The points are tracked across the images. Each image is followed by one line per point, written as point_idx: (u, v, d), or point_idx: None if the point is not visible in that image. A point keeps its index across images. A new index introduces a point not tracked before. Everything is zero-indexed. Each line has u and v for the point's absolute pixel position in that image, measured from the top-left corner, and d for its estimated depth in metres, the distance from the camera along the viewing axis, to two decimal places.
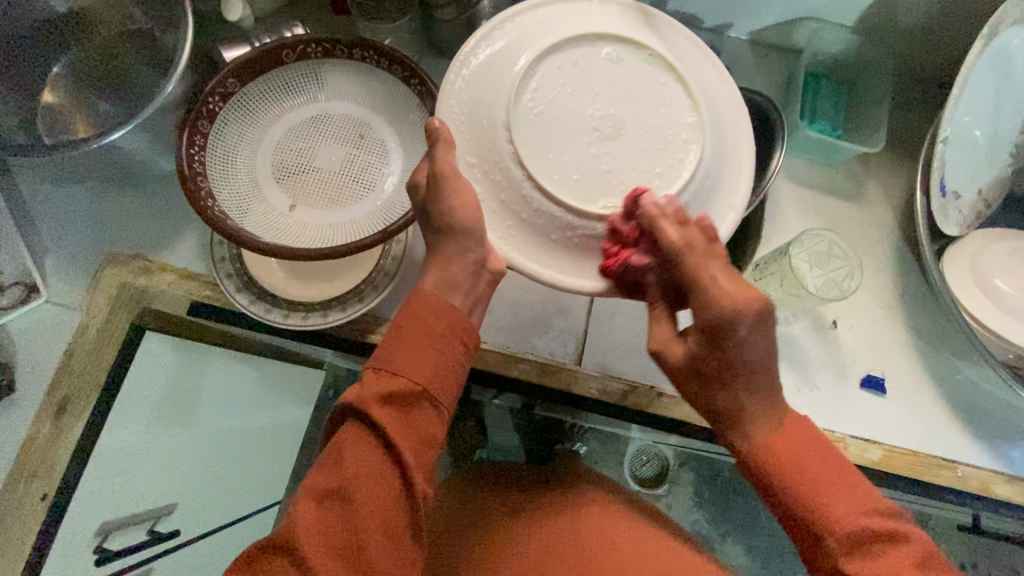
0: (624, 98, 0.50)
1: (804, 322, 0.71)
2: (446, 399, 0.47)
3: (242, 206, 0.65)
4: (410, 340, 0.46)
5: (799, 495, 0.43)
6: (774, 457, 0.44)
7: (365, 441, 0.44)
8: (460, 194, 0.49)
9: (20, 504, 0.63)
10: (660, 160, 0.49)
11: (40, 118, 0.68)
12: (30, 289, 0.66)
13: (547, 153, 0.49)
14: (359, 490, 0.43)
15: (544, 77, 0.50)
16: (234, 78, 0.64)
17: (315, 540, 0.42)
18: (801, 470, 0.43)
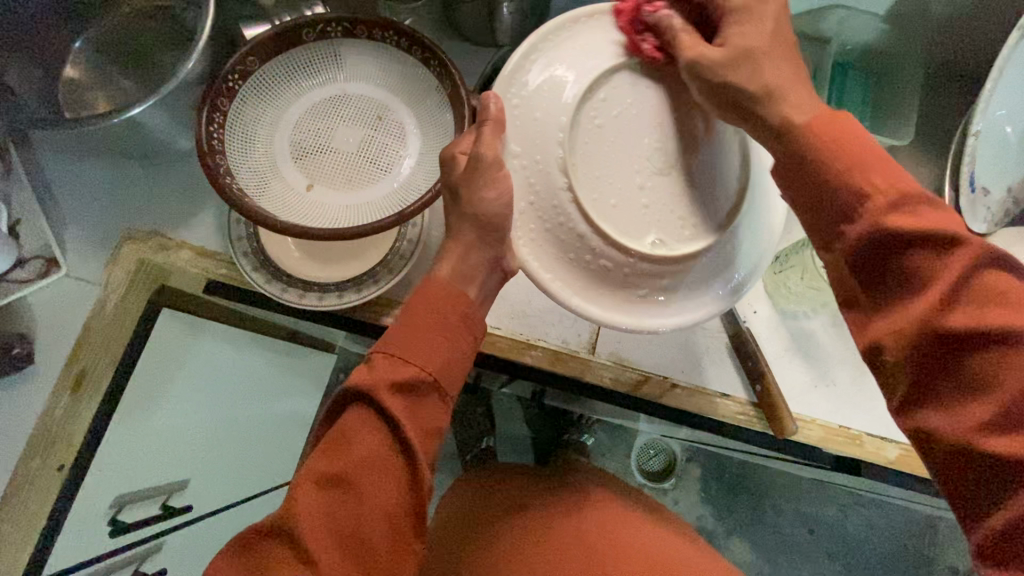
0: (688, 130, 0.48)
1: (824, 317, 0.70)
2: (452, 389, 0.48)
3: (260, 185, 0.65)
4: (420, 326, 0.47)
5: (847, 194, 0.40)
6: (815, 156, 0.41)
7: (370, 427, 0.44)
8: (496, 183, 0.49)
9: (40, 471, 0.65)
10: (699, 210, 0.49)
11: (62, 92, 0.68)
12: (49, 264, 0.65)
13: (592, 170, 0.47)
14: (363, 475, 0.43)
15: (612, 89, 0.47)
16: (254, 56, 0.64)
17: (317, 524, 0.42)
18: (850, 168, 0.40)
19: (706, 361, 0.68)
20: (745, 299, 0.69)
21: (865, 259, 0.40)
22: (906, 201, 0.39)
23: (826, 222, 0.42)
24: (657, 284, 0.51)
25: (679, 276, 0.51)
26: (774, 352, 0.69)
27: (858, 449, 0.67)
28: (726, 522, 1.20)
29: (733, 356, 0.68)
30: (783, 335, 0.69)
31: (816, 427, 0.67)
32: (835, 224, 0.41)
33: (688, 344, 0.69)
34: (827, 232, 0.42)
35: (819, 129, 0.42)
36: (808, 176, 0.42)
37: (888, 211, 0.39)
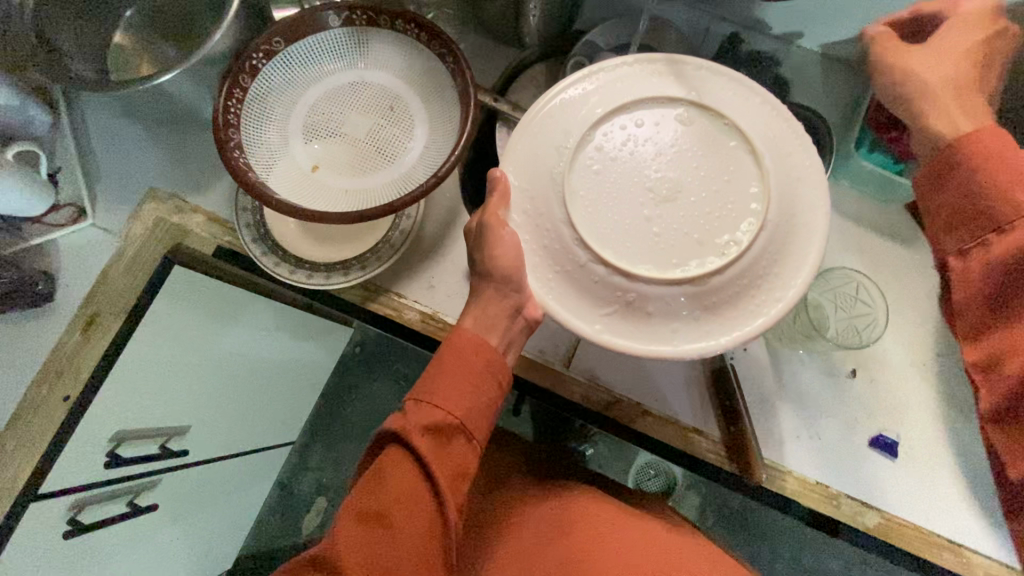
0: (686, 159, 0.53)
1: (821, 366, 0.66)
2: (478, 430, 0.55)
3: (270, 161, 0.68)
4: (449, 377, 0.54)
5: (982, 216, 0.48)
6: (970, 180, 0.48)
7: (406, 467, 0.51)
8: (500, 244, 0.54)
9: (45, 402, 0.70)
10: (716, 229, 0.51)
11: (110, 56, 0.74)
12: (78, 213, 0.73)
13: (592, 211, 0.52)
14: (398, 510, 0.50)
15: (608, 137, 0.54)
16: (280, 37, 0.67)
17: (354, 555, 0.48)
18: (1005, 186, 0.47)
19: (683, 391, 0.65)
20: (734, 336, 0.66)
21: (961, 212, 0.49)
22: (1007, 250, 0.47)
23: (957, 234, 0.50)
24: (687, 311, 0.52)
25: (718, 293, 0.52)
26: (760, 395, 0.65)
27: (835, 510, 0.63)
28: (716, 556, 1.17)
29: (711, 389, 0.65)
30: (773, 379, 0.66)
31: (793, 479, 0.63)
32: (945, 234, 0.51)
33: (670, 372, 0.66)
34: (951, 222, 0.50)
35: (973, 139, 0.49)
36: (950, 177, 0.50)
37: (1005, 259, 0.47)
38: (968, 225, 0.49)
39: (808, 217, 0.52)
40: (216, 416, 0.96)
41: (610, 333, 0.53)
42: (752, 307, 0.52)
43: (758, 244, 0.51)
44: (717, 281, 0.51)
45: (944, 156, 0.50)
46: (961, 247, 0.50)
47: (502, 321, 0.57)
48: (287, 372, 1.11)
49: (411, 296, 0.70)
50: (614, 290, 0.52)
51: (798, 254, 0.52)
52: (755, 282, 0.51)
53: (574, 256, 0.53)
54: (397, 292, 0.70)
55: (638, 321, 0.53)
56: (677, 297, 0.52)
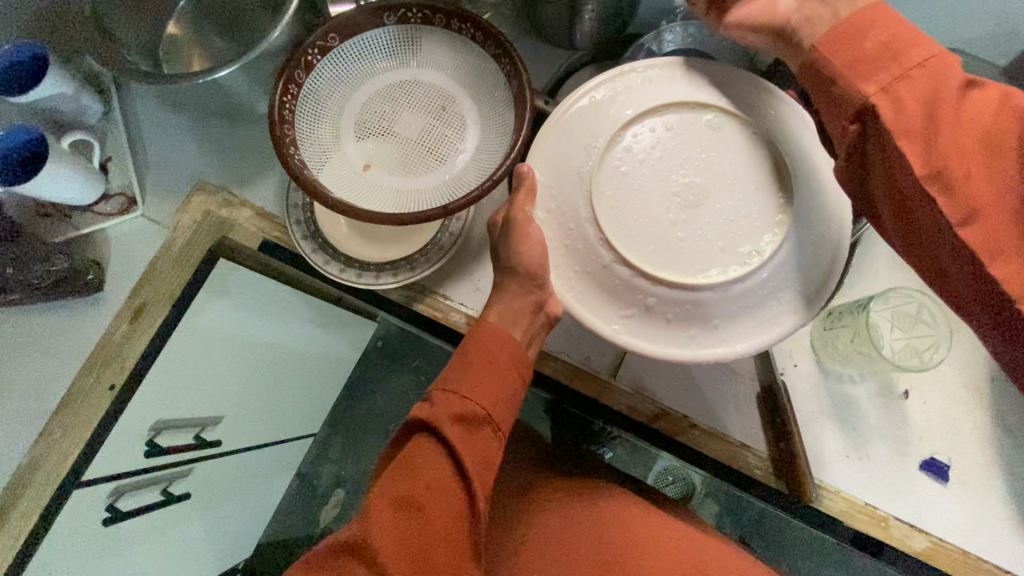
0: (714, 167, 0.52)
1: (871, 384, 0.65)
2: (503, 424, 0.54)
3: (323, 158, 0.68)
4: (473, 369, 0.53)
5: (902, 56, 0.40)
6: (875, 31, 0.40)
7: (437, 457, 0.49)
8: (527, 241, 0.55)
9: (92, 389, 0.70)
10: (738, 238, 0.51)
11: (163, 48, 0.74)
12: (130, 202, 0.73)
13: (620, 213, 0.52)
14: (430, 498, 0.47)
15: (638, 138, 0.53)
16: (335, 34, 0.66)
17: (387, 546, 0.44)
18: (897, 44, 0.40)
19: (731, 406, 0.65)
20: (785, 352, 0.65)
21: (870, 58, 0.40)
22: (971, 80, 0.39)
23: (826, 98, 0.43)
24: (709, 318, 0.52)
25: (737, 302, 0.52)
26: (807, 411, 0.65)
27: (881, 532, 0.62)
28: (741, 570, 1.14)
29: (762, 407, 0.65)
30: (821, 396, 0.65)
31: (840, 499, 0.62)
32: (860, 80, 0.41)
33: (716, 385, 0.65)
34: (861, 68, 0.41)
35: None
36: (873, 34, 0.40)
37: (955, 87, 0.38)
38: (870, 70, 0.40)
39: (830, 230, 0.52)
40: (249, 408, 0.97)
41: (628, 335, 0.53)
42: (765, 317, 0.52)
43: (779, 255, 0.51)
44: (736, 289, 0.51)
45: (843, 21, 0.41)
46: (882, 89, 0.40)
47: (526, 317, 0.58)
48: (316, 365, 1.11)
49: (458, 298, 0.70)
50: (636, 294, 0.52)
51: (817, 267, 0.52)
52: (775, 293, 0.52)
53: (600, 258, 0.52)
54: (444, 293, 0.69)
55: (658, 326, 0.53)
56: (700, 303, 0.51)
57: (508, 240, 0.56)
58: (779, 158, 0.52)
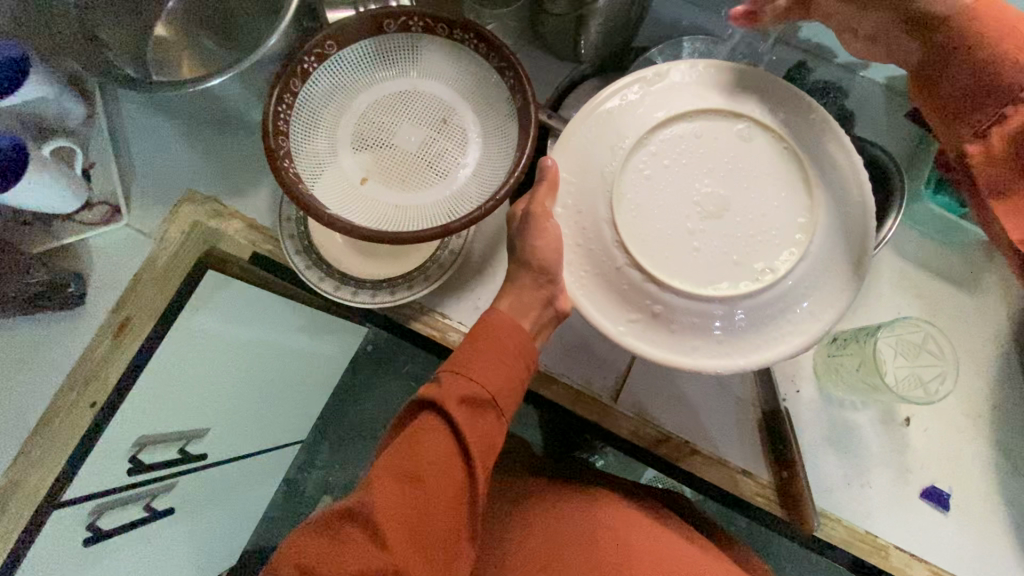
0: (737, 179, 0.51)
1: (872, 412, 0.64)
2: (508, 409, 0.51)
3: (318, 170, 0.65)
4: (482, 353, 0.50)
5: (997, 92, 0.46)
6: (976, 67, 0.47)
7: (440, 435, 0.48)
8: (546, 233, 0.52)
9: (72, 407, 0.67)
10: (759, 252, 0.50)
11: (150, 50, 0.70)
12: (113, 211, 0.70)
13: (638, 226, 0.50)
14: (431, 473, 0.47)
15: (663, 143, 0.51)
16: (332, 41, 0.63)
17: (388, 514, 0.45)
18: (993, 78, 0.46)
19: (735, 433, 0.64)
20: (787, 377, 0.65)
21: (968, 97, 0.48)
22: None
23: (940, 123, 0.51)
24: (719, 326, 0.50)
25: (750, 319, 0.50)
26: (809, 437, 0.64)
27: (881, 561, 0.61)
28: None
29: (764, 435, 0.64)
30: (823, 422, 0.64)
31: (841, 527, 0.62)
32: (959, 119, 0.49)
33: (717, 407, 0.65)
34: (959, 108, 0.49)
35: (982, 18, 0.47)
36: (975, 70, 0.47)
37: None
38: (966, 111, 0.48)
39: (853, 248, 0.50)
40: (236, 419, 0.94)
41: (633, 338, 0.51)
42: (777, 334, 0.51)
43: (796, 271, 0.50)
44: (748, 305, 0.50)
45: (943, 55, 0.49)
46: (977, 133, 0.48)
47: (535, 309, 0.54)
48: (305, 374, 1.08)
49: (456, 318, 0.68)
50: (644, 299, 0.50)
51: (834, 287, 0.50)
52: (790, 307, 0.50)
53: (612, 261, 0.51)
54: (442, 312, 0.67)
55: (664, 337, 0.51)
56: (709, 316, 0.50)
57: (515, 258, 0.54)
58: (806, 176, 0.51)
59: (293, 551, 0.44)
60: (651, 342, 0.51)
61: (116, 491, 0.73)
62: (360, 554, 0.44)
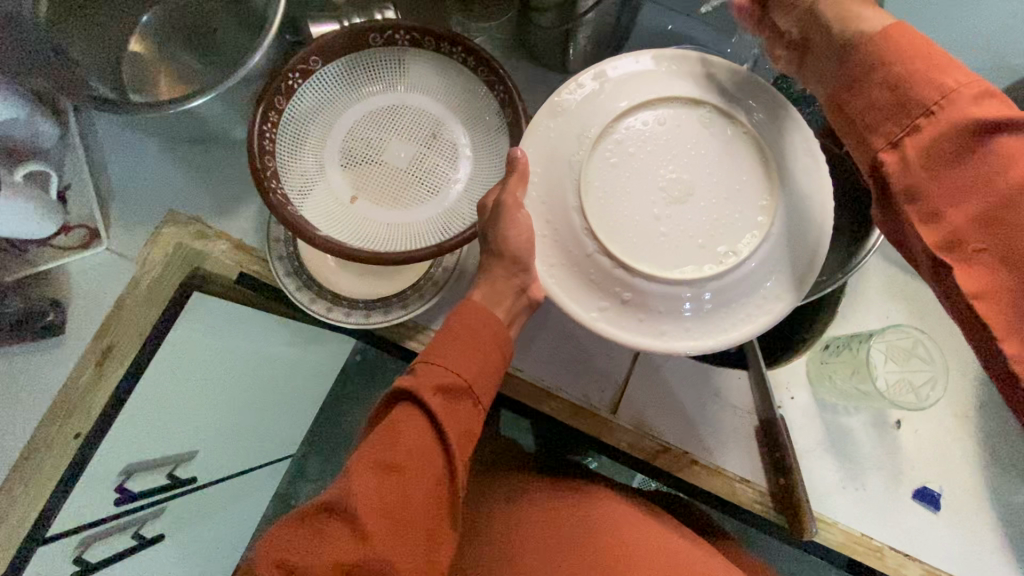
0: (700, 165, 0.51)
1: (864, 416, 0.65)
2: (485, 396, 0.51)
3: (306, 188, 0.64)
4: (458, 344, 0.50)
5: (914, 104, 0.37)
6: (886, 79, 0.38)
7: (416, 423, 0.47)
8: (517, 225, 0.51)
9: (56, 439, 0.65)
10: (722, 236, 0.50)
11: (125, 68, 0.68)
12: (92, 235, 0.68)
13: (611, 216, 0.50)
14: (410, 463, 0.46)
15: (629, 131, 0.51)
16: (318, 56, 0.62)
17: (368, 505, 0.44)
18: (904, 89, 0.37)
19: (730, 441, 0.65)
20: (781, 384, 0.66)
21: (881, 110, 0.38)
22: (984, 122, 0.34)
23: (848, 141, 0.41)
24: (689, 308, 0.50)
25: (716, 300, 0.50)
26: (805, 443, 0.65)
27: (878, 562, 0.63)
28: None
29: (760, 443, 0.65)
30: (817, 428, 0.65)
31: (837, 530, 0.63)
32: (868, 132, 0.39)
33: (710, 415, 0.66)
34: (874, 121, 0.39)
35: (889, 34, 0.38)
36: (886, 80, 0.38)
37: (961, 134, 0.35)
38: (880, 122, 0.38)
39: (815, 226, 0.49)
40: (229, 442, 0.90)
41: (606, 324, 0.50)
42: (742, 316, 0.50)
43: (759, 253, 0.49)
44: (713, 288, 0.49)
45: (856, 63, 0.39)
46: (891, 143, 0.38)
47: (507, 299, 0.53)
48: (296, 390, 1.06)
49: None
50: (614, 286, 0.50)
51: (800, 266, 0.50)
52: (753, 290, 0.50)
53: (581, 248, 0.50)
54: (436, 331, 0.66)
55: (629, 327, 0.50)
56: (678, 300, 0.50)
57: (495, 269, 0.53)
58: (766, 159, 0.50)
59: (273, 545, 0.44)
60: (623, 328, 0.50)
61: (99, 525, 0.67)
62: (343, 547, 0.43)
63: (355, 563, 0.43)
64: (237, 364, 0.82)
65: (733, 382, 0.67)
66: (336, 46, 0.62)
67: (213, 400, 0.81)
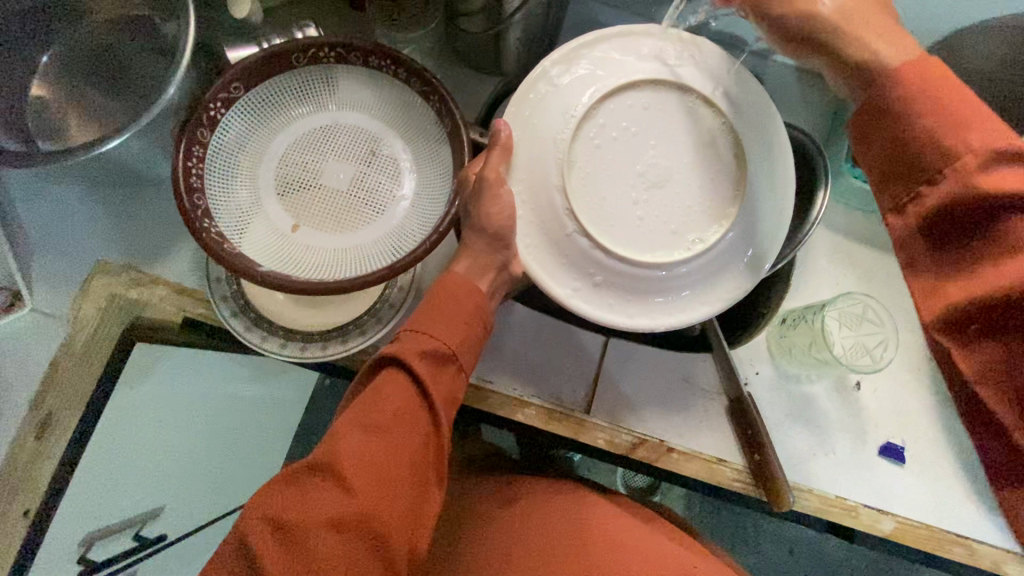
0: (674, 150, 0.52)
1: (826, 382, 0.67)
2: (467, 363, 0.50)
3: (242, 223, 0.61)
4: (438, 310, 0.49)
5: (920, 167, 0.40)
6: (902, 132, 0.41)
7: (400, 388, 0.46)
8: (499, 200, 0.51)
9: (7, 516, 0.62)
10: (694, 221, 0.51)
11: (29, 114, 0.63)
12: (15, 299, 0.63)
13: (593, 197, 0.51)
14: (395, 424, 0.45)
15: (610, 115, 0.51)
16: (239, 82, 0.59)
17: (353, 463, 0.43)
18: (916, 153, 0.40)
19: (701, 424, 0.66)
20: (744, 360, 0.68)
21: (892, 168, 0.42)
22: (989, 193, 0.37)
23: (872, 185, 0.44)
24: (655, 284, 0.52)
25: (678, 278, 0.52)
26: (774, 417, 0.66)
27: (854, 520, 0.64)
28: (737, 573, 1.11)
29: (733, 422, 0.66)
30: (784, 399, 0.67)
31: (814, 497, 0.64)
32: (886, 185, 0.43)
33: (680, 400, 0.67)
34: (884, 179, 0.43)
35: (904, 82, 0.41)
36: (896, 137, 0.41)
37: (965, 201, 0.39)
38: (900, 177, 0.42)
39: (777, 219, 0.52)
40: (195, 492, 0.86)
41: (580, 303, 0.52)
42: (703, 298, 0.53)
43: (726, 240, 0.52)
44: (678, 270, 0.52)
45: (871, 109, 0.42)
46: (898, 207, 0.42)
47: (491, 273, 0.53)
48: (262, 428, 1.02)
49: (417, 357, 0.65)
50: (588, 267, 0.52)
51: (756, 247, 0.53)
52: (716, 272, 0.52)
53: (564, 230, 0.51)
54: None
55: (601, 308, 0.53)
56: (646, 278, 0.52)
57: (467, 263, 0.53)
58: (740, 144, 0.51)
59: (257, 508, 0.43)
60: (597, 306, 0.52)
61: None
62: (329, 506, 0.42)
63: (343, 520, 0.42)
64: (190, 412, 0.78)
65: (699, 365, 0.68)
66: (257, 64, 0.59)
67: (168, 452, 0.76)
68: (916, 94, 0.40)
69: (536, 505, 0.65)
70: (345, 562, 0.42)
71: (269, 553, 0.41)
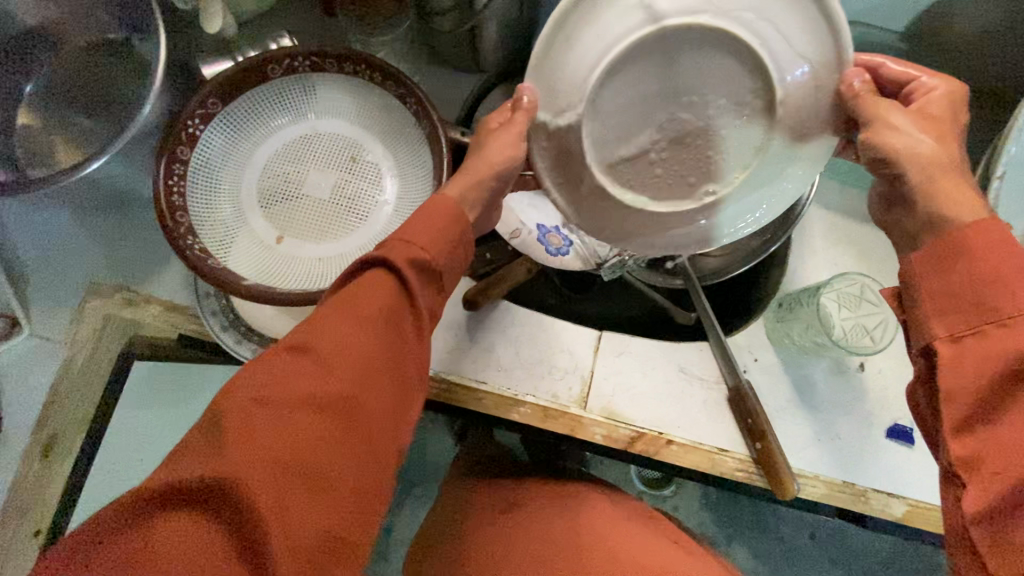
0: (706, 93, 0.44)
1: (827, 364, 0.66)
2: (449, 284, 0.48)
3: (227, 239, 0.61)
4: (426, 219, 0.47)
5: (986, 307, 0.36)
6: (971, 271, 0.37)
7: (385, 286, 0.43)
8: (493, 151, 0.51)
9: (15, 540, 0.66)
10: (715, 172, 0.47)
11: (17, 142, 0.64)
12: (12, 323, 0.65)
13: (615, 156, 0.46)
14: (379, 318, 0.42)
15: (637, 54, 0.43)
16: (215, 97, 0.59)
17: (335, 351, 0.40)
18: (989, 295, 0.36)
19: (700, 414, 0.65)
20: (741, 347, 0.67)
21: (956, 303, 0.37)
22: None
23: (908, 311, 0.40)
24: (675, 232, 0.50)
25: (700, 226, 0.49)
26: (775, 404, 0.65)
27: (863, 505, 0.63)
28: (754, 565, 1.09)
29: (733, 413, 0.64)
30: (785, 385, 0.65)
31: (819, 484, 0.63)
32: (935, 316, 0.38)
33: (677, 395, 0.65)
34: (943, 308, 0.38)
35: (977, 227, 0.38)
36: (964, 275, 0.37)
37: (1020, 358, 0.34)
38: (952, 311, 0.38)
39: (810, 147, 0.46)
40: None
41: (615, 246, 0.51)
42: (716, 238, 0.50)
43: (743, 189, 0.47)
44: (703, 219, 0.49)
45: (943, 243, 0.39)
46: (953, 336, 0.37)
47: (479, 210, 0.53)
48: None
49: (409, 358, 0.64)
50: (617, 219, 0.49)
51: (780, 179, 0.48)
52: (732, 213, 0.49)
53: (581, 185, 0.47)
54: None
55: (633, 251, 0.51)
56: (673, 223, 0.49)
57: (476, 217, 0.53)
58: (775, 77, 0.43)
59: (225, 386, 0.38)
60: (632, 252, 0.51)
61: None
62: (307, 387, 0.38)
63: (322, 401, 0.38)
64: None
65: (695, 355, 0.67)
66: (232, 80, 0.59)
67: None
68: (998, 238, 0.37)
69: (532, 511, 0.65)
70: (326, 451, 0.38)
71: (236, 426, 0.36)
